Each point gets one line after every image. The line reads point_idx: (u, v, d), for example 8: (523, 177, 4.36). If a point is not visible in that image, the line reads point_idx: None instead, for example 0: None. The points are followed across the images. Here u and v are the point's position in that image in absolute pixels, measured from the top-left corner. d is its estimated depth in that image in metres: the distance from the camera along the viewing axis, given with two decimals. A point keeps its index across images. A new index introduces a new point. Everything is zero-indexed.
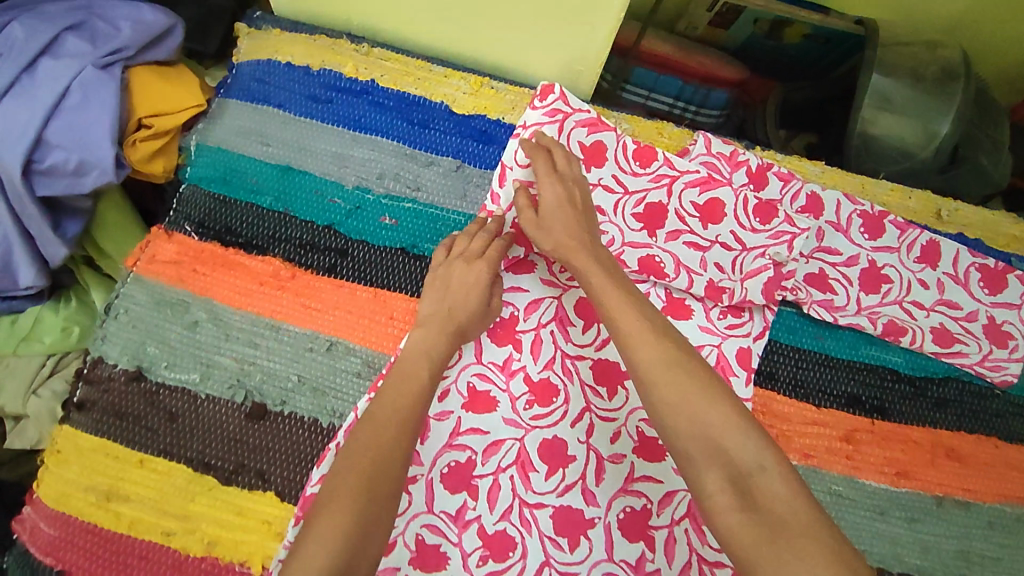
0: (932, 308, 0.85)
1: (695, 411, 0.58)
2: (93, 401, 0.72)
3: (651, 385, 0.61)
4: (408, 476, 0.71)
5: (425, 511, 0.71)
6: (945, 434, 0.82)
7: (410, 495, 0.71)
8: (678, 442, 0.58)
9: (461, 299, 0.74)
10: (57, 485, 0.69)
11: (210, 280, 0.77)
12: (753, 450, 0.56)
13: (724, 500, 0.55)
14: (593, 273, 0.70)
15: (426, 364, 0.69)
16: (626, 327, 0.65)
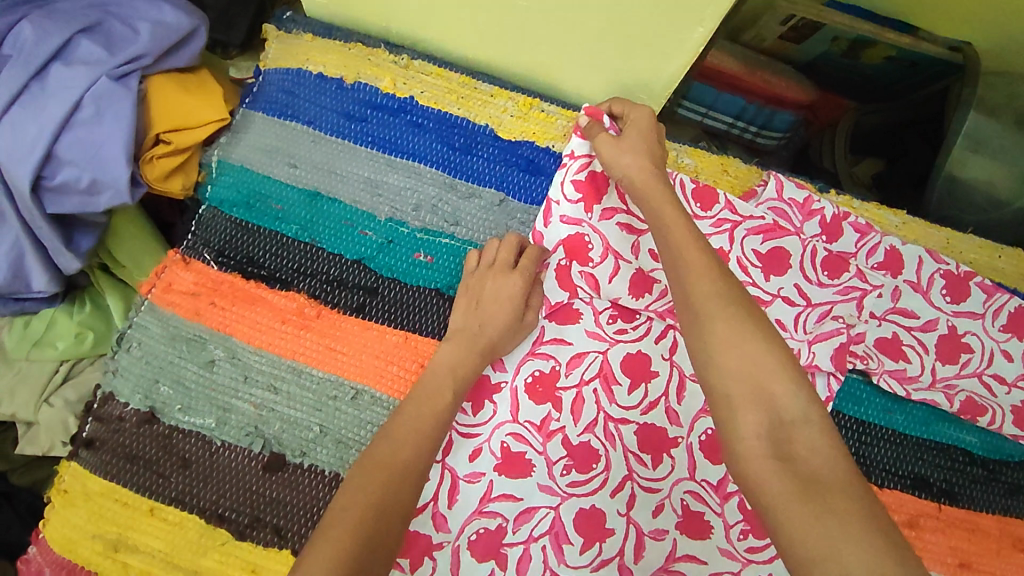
0: (1015, 384, 0.77)
1: (749, 348, 0.55)
2: (103, 441, 0.68)
3: (706, 319, 0.57)
4: (434, 542, 0.67)
5: None
6: (1015, 523, 0.75)
7: (435, 561, 0.67)
8: (721, 379, 0.55)
9: (495, 309, 0.70)
10: (62, 529, 0.65)
11: (229, 316, 0.71)
12: (801, 400, 0.53)
13: (756, 446, 0.52)
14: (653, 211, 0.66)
15: (451, 383, 0.66)
16: (687, 255, 0.61)
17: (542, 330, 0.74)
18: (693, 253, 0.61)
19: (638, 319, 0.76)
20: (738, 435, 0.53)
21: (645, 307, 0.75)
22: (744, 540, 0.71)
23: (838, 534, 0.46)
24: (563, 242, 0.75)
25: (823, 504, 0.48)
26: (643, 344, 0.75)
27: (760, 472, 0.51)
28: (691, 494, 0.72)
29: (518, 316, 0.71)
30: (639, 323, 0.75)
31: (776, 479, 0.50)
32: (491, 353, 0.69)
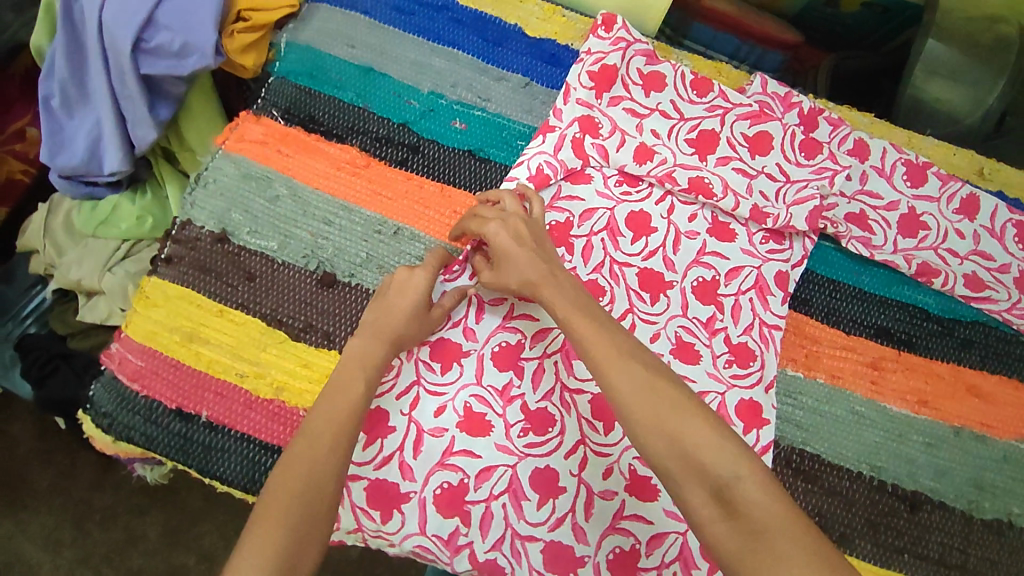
0: (966, 257, 0.89)
1: (668, 431, 0.55)
2: (181, 257, 0.79)
3: (625, 409, 0.57)
4: (462, 350, 0.77)
5: (474, 382, 0.77)
6: (967, 372, 0.85)
7: (462, 367, 0.77)
8: (656, 461, 0.55)
9: (402, 303, 0.72)
10: (144, 325, 0.76)
11: (293, 161, 0.83)
12: (730, 461, 0.53)
13: (708, 513, 0.52)
14: (556, 296, 0.67)
15: (360, 374, 0.67)
16: (594, 348, 0.61)
17: (558, 188, 0.85)
18: (599, 344, 0.61)
19: (641, 184, 0.87)
20: (690, 509, 0.54)
21: (647, 172, 0.86)
22: (729, 367, 0.81)
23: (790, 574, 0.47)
24: (577, 118, 0.86)
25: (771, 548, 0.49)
26: (646, 205, 0.86)
27: (718, 535, 0.51)
28: (685, 326, 0.82)
29: (423, 308, 0.73)
30: (642, 188, 0.87)
31: (729, 541, 0.51)
32: (398, 343, 0.71)
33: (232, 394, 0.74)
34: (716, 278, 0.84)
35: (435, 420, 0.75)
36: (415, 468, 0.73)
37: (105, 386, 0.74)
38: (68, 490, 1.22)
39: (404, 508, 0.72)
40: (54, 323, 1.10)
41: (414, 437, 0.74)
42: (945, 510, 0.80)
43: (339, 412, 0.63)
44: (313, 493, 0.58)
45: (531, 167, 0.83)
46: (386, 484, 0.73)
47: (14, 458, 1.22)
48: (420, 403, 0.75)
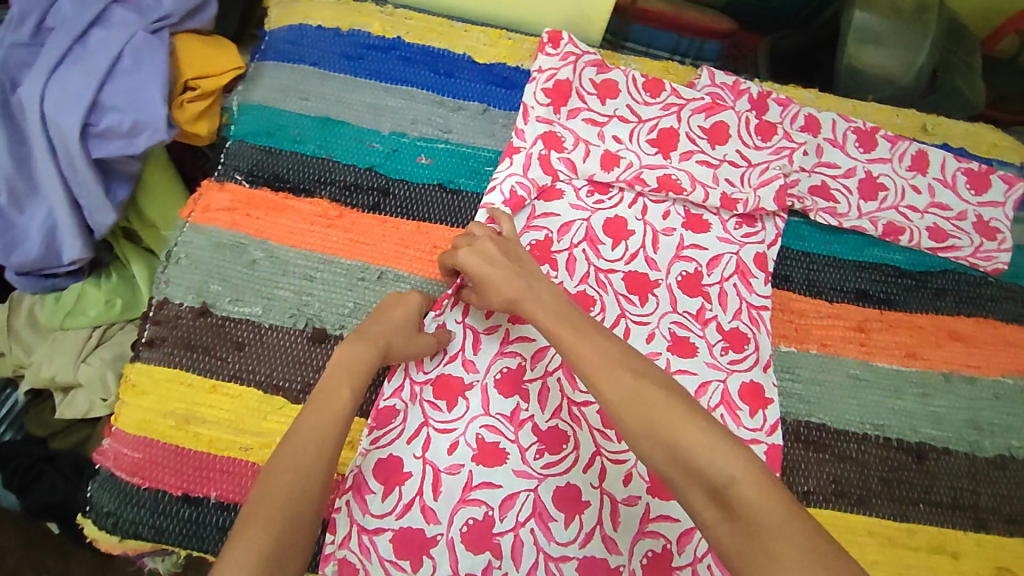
0: (926, 211, 0.93)
1: (660, 438, 0.56)
2: (163, 337, 0.77)
3: (620, 418, 0.59)
4: (466, 383, 0.77)
5: (483, 413, 0.76)
6: (946, 319, 0.89)
7: (468, 400, 0.77)
8: (656, 466, 0.57)
9: (396, 313, 0.74)
10: (135, 414, 0.73)
11: (264, 222, 0.82)
12: (726, 461, 0.54)
13: (709, 515, 0.53)
14: (540, 315, 0.68)
15: (347, 383, 0.67)
16: (585, 361, 0.63)
17: (532, 208, 0.86)
18: (589, 355, 0.63)
19: (611, 190, 0.89)
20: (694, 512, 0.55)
21: (616, 178, 0.88)
22: (726, 354, 0.83)
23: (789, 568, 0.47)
24: (540, 135, 0.87)
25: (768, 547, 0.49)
26: (620, 210, 0.88)
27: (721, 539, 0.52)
28: (677, 322, 0.83)
29: (415, 324, 0.74)
30: (613, 194, 0.89)
31: (731, 541, 0.51)
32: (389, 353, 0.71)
33: (239, 469, 0.72)
34: (698, 270, 0.86)
35: (450, 458, 0.74)
36: (438, 509, 0.72)
37: (104, 485, 0.71)
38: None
39: (433, 553, 0.71)
40: (31, 425, 1.05)
41: (432, 479, 0.73)
42: (949, 455, 0.83)
43: (312, 446, 0.62)
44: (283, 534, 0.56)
45: (504, 190, 0.85)
46: (412, 531, 0.71)
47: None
48: (432, 443, 0.74)
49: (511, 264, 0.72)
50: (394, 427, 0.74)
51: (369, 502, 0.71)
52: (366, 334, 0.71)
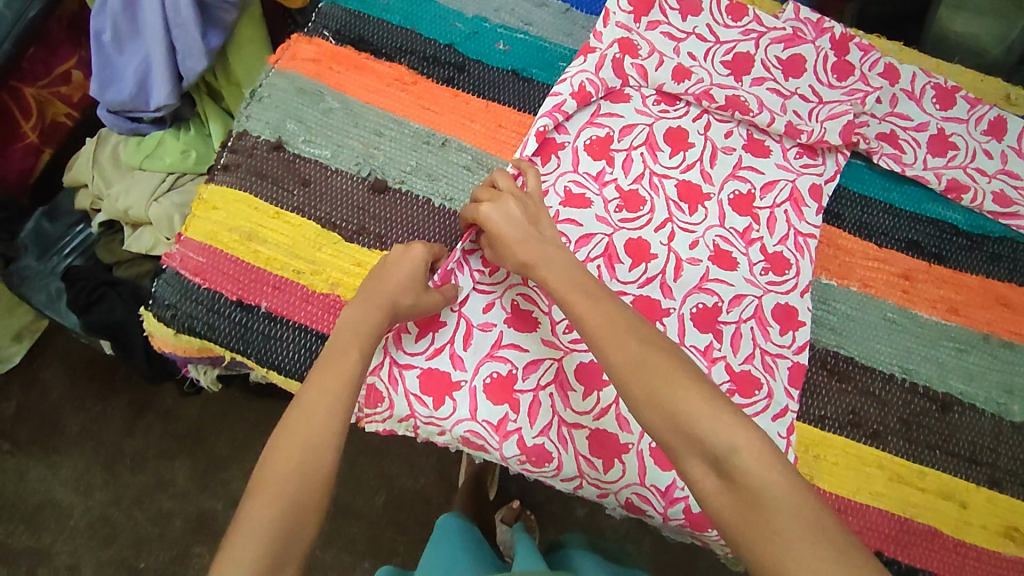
0: (994, 176, 0.91)
1: (664, 412, 0.57)
2: (238, 164, 0.82)
3: (623, 384, 0.60)
4: None
5: (521, 282, 0.79)
6: (997, 283, 0.87)
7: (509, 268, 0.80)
8: (657, 435, 0.58)
9: (397, 269, 0.71)
10: (205, 226, 0.79)
11: (344, 78, 0.87)
12: (727, 432, 0.56)
13: (708, 484, 0.55)
14: (549, 276, 0.67)
15: (356, 344, 0.67)
16: (594, 326, 0.63)
17: (597, 106, 0.88)
18: (599, 320, 0.63)
19: (679, 103, 0.90)
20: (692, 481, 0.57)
21: (685, 91, 0.89)
22: (765, 275, 0.83)
23: (782, 542, 0.51)
24: (617, 39, 0.89)
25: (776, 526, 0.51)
26: (683, 122, 0.89)
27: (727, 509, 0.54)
28: (722, 236, 0.84)
29: (421, 280, 0.72)
30: (680, 107, 0.90)
31: (728, 510, 0.54)
32: (393, 309, 0.70)
33: (289, 289, 0.77)
34: (752, 192, 0.87)
35: (485, 316, 0.78)
36: (465, 359, 0.77)
37: (169, 281, 0.78)
38: (98, 435, 1.31)
39: (456, 395, 0.76)
40: (101, 253, 1.14)
41: (465, 331, 0.77)
42: (976, 412, 0.82)
43: (320, 414, 0.62)
44: (296, 506, 0.58)
45: (574, 82, 0.86)
46: (438, 373, 0.76)
47: (49, 403, 1.32)
48: (469, 300, 0.78)
49: (529, 228, 0.70)
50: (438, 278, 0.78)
51: (404, 340, 0.76)
52: (370, 293, 0.70)
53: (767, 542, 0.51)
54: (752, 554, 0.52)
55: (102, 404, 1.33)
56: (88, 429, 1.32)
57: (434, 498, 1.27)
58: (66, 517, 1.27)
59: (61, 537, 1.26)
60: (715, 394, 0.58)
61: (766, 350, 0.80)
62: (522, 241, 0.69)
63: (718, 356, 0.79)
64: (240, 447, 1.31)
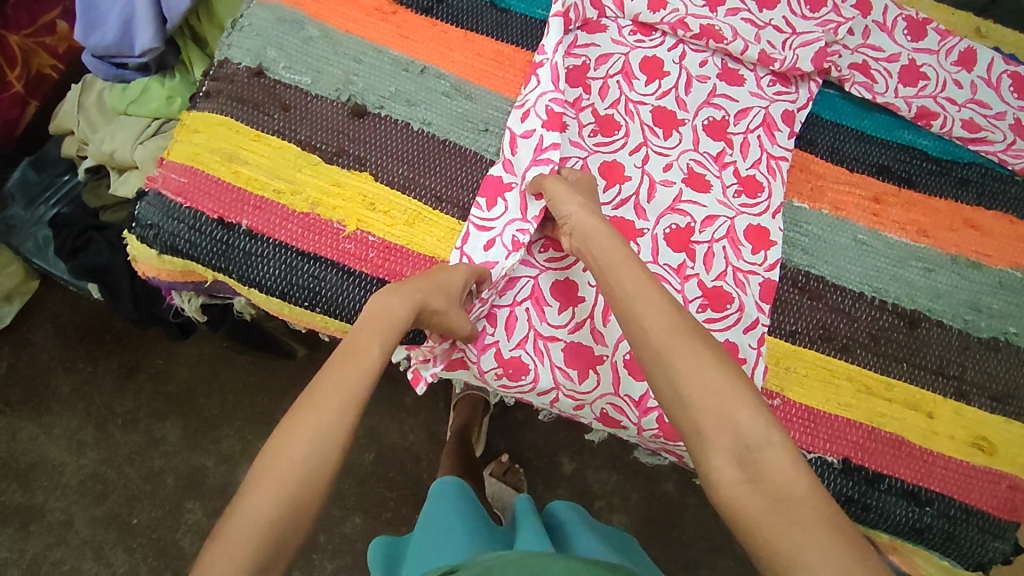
0: (964, 105, 0.93)
1: (685, 394, 0.59)
2: (220, 90, 0.83)
3: (663, 354, 0.61)
4: (505, 184, 0.81)
5: (519, 218, 0.80)
6: (965, 207, 0.89)
7: (506, 203, 0.80)
8: (691, 414, 0.58)
9: (444, 277, 0.72)
10: (185, 148, 0.80)
11: (324, 7, 0.88)
12: (763, 426, 0.56)
13: (731, 474, 0.55)
14: (614, 247, 0.71)
15: (381, 329, 0.66)
16: (636, 300, 0.65)
17: (575, 36, 0.90)
18: (647, 292, 0.65)
19: (655, 33, 0.91)
20: (712, 469, 0.55)
21: (660, 20, 0.90)
22: (738, 198, 0.85)
23: (801, 534, 0.49)
24: None
25: (793, 518, 0.50)
26: (659, 51, 0.91)
27: (735, 497, 0.54)
28: (696, 159, 0.86)
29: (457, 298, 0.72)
30: (655, 37, 0.91)
31: (748, 501, 0.53)
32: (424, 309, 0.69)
33: (269, 208, 0.78)
34: (726, 118, 0.89)
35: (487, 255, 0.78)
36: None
37: (151, 203, 0.79)
38: (89, 396, 1.33)
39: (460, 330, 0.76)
40: (88, 198, 1.15)
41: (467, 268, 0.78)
42: (943, 328, 0.84)
43: (336, 403, 0.59)
44: (294, 506, 0.54)
45: (561, 6, 0.87)
46: None
47: (39, 364, 1.34)
48: (471, 238, 0.79)
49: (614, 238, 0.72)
50: (496, 210, 0.80)
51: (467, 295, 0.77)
52: (406, 285, 0.70)
53: (772, 531, 0.51)
54: (769, 546, 0.50)
55: (91, 364, 1.34)
56: (80, 389, 1.33)
57: (423, 453, 1.29)
58: (58, 476, 1.29)
59: (54, 495, 1.28)
60: (748, 389, 0.58)
61: (737, 267, 0.82)
62: (572, 210, 0.74)
63: (691, 273, 0.81)
64: (232, 405, 1.33)
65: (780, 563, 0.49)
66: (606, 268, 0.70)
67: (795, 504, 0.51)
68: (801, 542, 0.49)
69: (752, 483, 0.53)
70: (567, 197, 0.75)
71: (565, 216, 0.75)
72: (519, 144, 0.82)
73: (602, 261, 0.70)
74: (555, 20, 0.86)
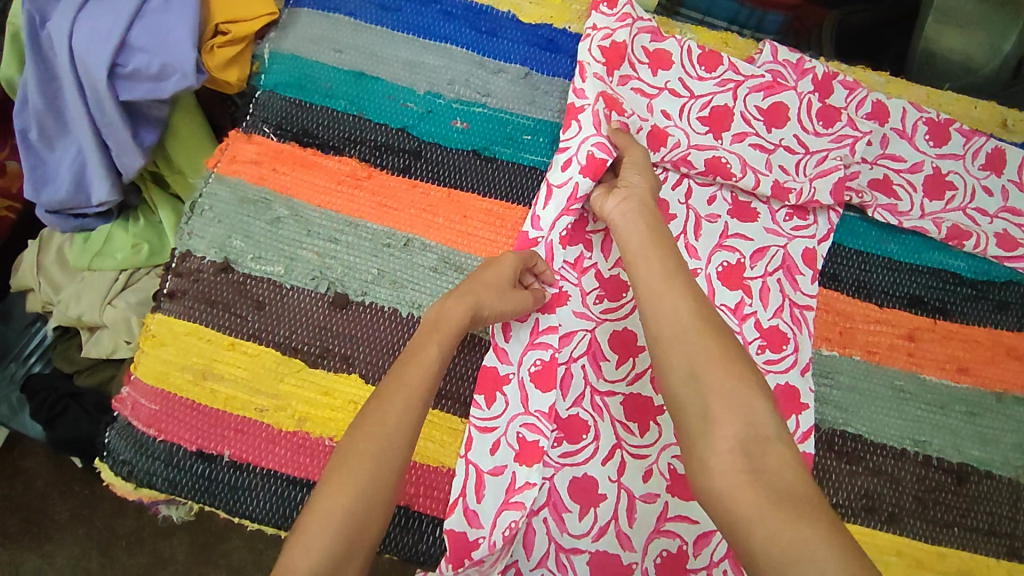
0: (996, 215, 0.86)
1: (701, 374, 0.58)
2: (184, 290, 0.75)
3: (683, 334, 0.60)
4: (501, 376, 0.72)
5: (522, 411, 0.72)
6: (1005, 335, 0.83)
7: (507, 397, 0.72)
8: (706, 395, 0.57)
9: (490, 274, 0.70)
10: (154, 365, 0.72)
11: (290, 179, 0.79)
12: (773, 419, 0.56)
13: (733, 462, 0.53)
14: (656, 227, 0.70)
15: (435, 336, 0.66)
16: (656, 281, 0.65)
17: None
18: (676, 277, 0.65)
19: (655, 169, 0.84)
20: (716, 452, 0.55)
21: (662, 158, 0.82)
22: (762, 353, 0.78)
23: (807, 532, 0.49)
24: (600, 94, 0.80)
25: (798, 511, 0.50)
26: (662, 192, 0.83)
27: (734, 484, 0.53)
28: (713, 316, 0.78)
29: (509, 286, 0.71)
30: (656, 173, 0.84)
31: (754, 493, 0.52)
32: (480, 311, 0.68)
33: (253, 430, 0.71)
34: (741, 262, 0.81)
35: (492, 459, 0.70)
36: (481, 513, 0.68)
37: (122, 433, 0.72)
38: (89, 518, 1.12)
39: (476, 558, 0.67)
40: (59, 361, 1.06)
41: (475, 482, 0.69)
42: (993, 480, 0.78)
43: (398, 411, 0.60)
44: (358, 523, 0.54)
45: (580, 158, 0.77)
46: (453, 534, 0.67)
47: (34, 492, 1.12)
48: (474, 443, 0.70)
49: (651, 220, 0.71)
50: (495, 407, 0.71)
51: (476, 515, 0.68)
52: (459, 289, 0.69)
53: (771, 522, 0.50)
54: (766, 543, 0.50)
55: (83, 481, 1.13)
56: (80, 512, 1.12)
57: None
58: None
59: None
60: (756, 376, 0.58)
61: None
62: (635, 181, 0.74)
63: None
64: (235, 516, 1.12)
65: (775, 555, 0.49)
66: (641, 246, 0.69)
67: (800, 499, 0.51)
68: (804, 536, 0.49)
69: (755, 476, 0.53)
70: (637, 176, 0.75)
71: (629, 182, 0.74)
72: (513, 328, 0.74)
73: (642, 234, 0.70)
74: (556, 193, 0.77)
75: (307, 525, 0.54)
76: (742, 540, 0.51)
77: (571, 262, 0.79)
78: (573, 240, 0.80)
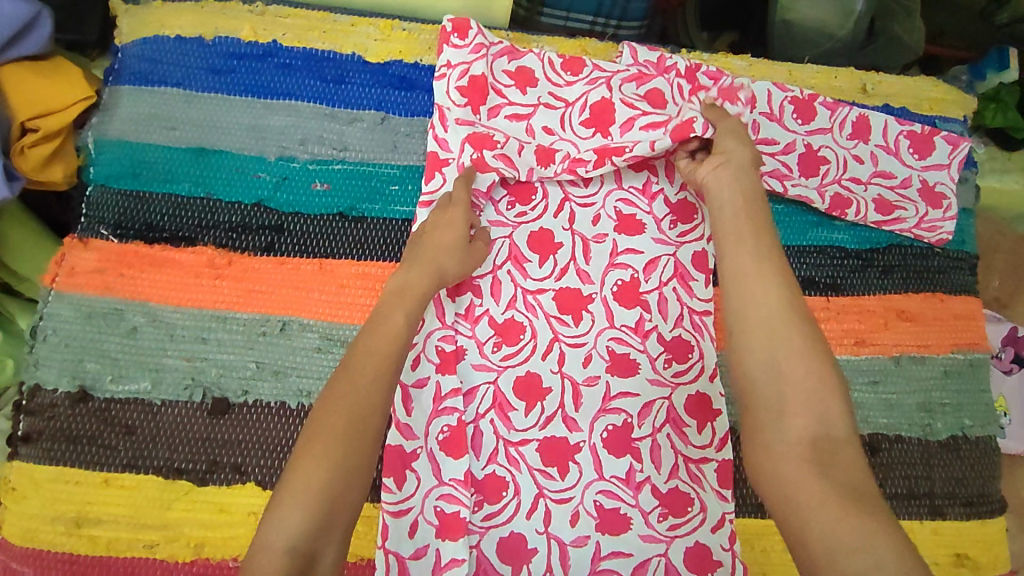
0: (869, 182, 0.87)
1: (782, 362, 0.61)
2: (40, 431, 0.67)
3: (772, 322, 0.62)
4: (408, 453, 0.69)
5: (436, 483, 0.69)
6: (894, 298, 0.85)
7: (417, 473, 0.69)
8: (783, 386, 0.60)
9: (442, 236, 0.71)
10: (21, 522, 0.66)
11: (140, 282, 0.72)
12: (846, 424, 0.58)
13: (799, 450, 0.57)
14: (744, 215, 0.70)
15: (400, 307, 0.64)
16: (738, 263, 0.67)
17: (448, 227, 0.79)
18: (764, 264, 0.66)
19: (534, 197, 0.81)
20: (788, 437, 0.58)
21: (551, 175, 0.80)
22: (669, 367, 0.77)
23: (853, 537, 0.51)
24: (465, 139, 0.78)
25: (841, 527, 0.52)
26: (545, 221, 0.80)
27: (798, 473, 0.56)
28: (615, 338, 0.77)
29: (464, 243, 0.72)
30: (537, 202, 0.81)
31: (813, 483, 0.55)
32: (442, 273, 0.69)
33: (144, 570, 0.65)
34: (635, 277, 0.79)
35: (411, 542, 0.67)
36: None
37: None
38: None
39: None
40: None
41: (398, 569, 0.66)
42: (903, 443, 0.81)
43: (367, 380, 0.59)
44: (334, 494, 0.54)
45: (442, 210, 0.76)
46: None
47: None
48: (390, 531, 0.67)
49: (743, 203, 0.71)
50: (406, 486, 0.68)
51: None
52: (420, 259, 0.69)
53: (828, 517, 0.53)
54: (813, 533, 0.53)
55: None
56: None
57: None
58: None
59: None
60: (838, 378, 0.60)
61: (688, 456, 0.74)
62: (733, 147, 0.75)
63: (642, 479, 0.73)
64: None
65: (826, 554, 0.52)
66: (731, 233, 0.69)
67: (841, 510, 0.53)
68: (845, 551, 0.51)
69: (819, 470, 0.56)
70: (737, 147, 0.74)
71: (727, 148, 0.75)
72: (413, 398, 0.71)
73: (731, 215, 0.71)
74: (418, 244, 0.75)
75: (280, 499, 0.54)
76: (793, 525, 0.55)
77: (462, 312, 0.75)
78: (462, 289, 0.76)
